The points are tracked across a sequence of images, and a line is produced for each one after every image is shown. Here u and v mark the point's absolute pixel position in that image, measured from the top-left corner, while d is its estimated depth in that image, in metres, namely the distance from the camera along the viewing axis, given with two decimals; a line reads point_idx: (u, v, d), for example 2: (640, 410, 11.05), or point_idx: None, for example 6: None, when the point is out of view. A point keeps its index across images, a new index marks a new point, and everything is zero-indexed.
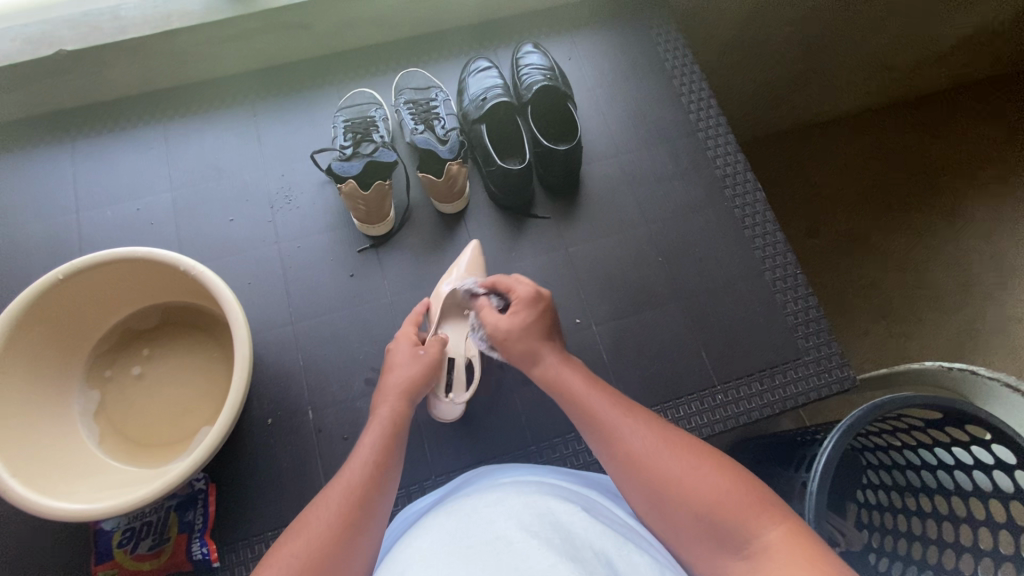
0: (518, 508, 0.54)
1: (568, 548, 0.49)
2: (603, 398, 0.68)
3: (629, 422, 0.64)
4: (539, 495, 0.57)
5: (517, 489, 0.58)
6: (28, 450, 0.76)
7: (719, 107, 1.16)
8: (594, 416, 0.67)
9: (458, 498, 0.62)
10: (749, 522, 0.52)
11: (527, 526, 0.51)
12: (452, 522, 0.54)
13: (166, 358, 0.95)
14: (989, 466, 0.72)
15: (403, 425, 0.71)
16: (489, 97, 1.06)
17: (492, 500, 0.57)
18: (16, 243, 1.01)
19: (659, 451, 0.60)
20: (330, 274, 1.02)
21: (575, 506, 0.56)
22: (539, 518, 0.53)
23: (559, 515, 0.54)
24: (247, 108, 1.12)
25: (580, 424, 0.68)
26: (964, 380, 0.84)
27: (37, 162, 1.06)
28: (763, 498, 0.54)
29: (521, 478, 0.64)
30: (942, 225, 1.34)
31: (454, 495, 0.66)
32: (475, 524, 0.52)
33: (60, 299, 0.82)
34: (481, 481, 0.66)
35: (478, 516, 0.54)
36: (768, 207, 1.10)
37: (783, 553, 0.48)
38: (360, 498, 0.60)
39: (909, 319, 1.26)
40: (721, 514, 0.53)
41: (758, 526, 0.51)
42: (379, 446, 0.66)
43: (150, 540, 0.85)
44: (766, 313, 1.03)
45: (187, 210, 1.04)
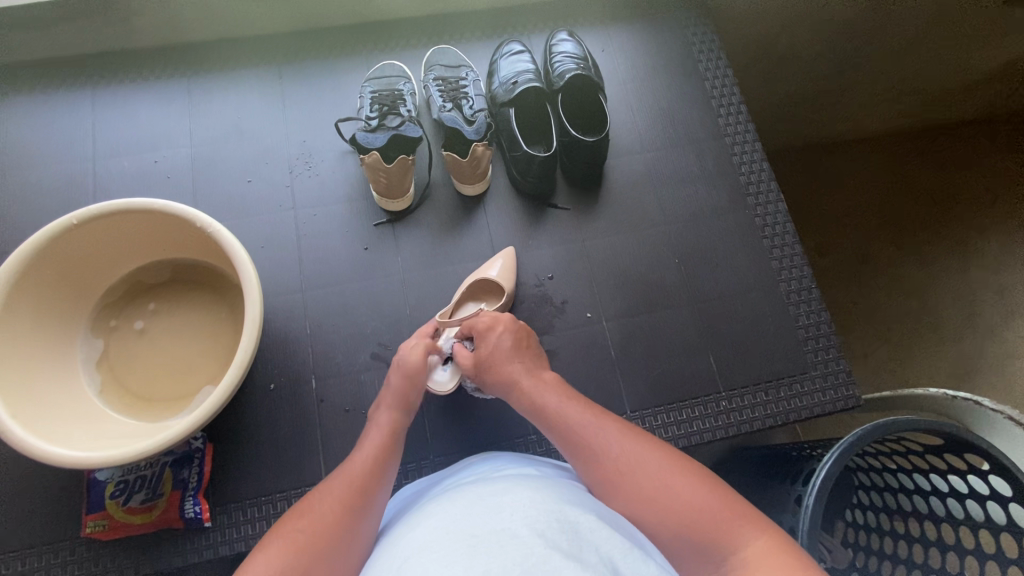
0: (524, 502, 0.53)
1: (573, 547, 0.48)
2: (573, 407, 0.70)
3: (605, 432, 0.65)
4: (546, 492, 0.56)
5: (522, 483, 0.58)
6: (28, 393, 0.76)
7: (747, 113, 1.15)
8: (563, 425, 0.68)
9: (454, 488, 0.61)
10: (730, 534, 0.52)
11: (532, 520, 0.50)
12: (454, 509, 0.53)
13: (172, 313, 0.94)
14: (983, 495, 0.72)
15: (399, 438, 0.72)
16: (520, 81, 1.04)
17: (494, 491, 0.56)
18: (30, 184, 1.00)
19: (637, 461, 0.61)
20: (345, 245, 1.01)
21: (580, 507, 0.55)
22: (545, 512, 0.52)
23: (565, 513, 0.53)
24: (274, 69, 1.10)
25: (558, 440, 0.67)
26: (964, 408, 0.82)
27: (58, 105, 1.04)
28: (748, 511, 0.54)
29: (523, 471, 0.63)
30: (955, 256, 1.33)
31: (445, 484, 0.65)
32: (476, 511, 0.52)
33: (72, 244, 0.81)
34: (475, 469, 0.66)
35: (481, 504, 0.53)
36: (789, 219, 1.09)
37: (765, 560, 0.48)
38: (361, 487, 0.61)
39: (914, 345, 1.26)
40: (704, 524, 0.54)
41: (742, 538, 0.51)
42: (378, 446, 0.69)
43: (142, 494, 0.84)
44: (776, 324, 1.02)
45: (205, 167, 1.03)
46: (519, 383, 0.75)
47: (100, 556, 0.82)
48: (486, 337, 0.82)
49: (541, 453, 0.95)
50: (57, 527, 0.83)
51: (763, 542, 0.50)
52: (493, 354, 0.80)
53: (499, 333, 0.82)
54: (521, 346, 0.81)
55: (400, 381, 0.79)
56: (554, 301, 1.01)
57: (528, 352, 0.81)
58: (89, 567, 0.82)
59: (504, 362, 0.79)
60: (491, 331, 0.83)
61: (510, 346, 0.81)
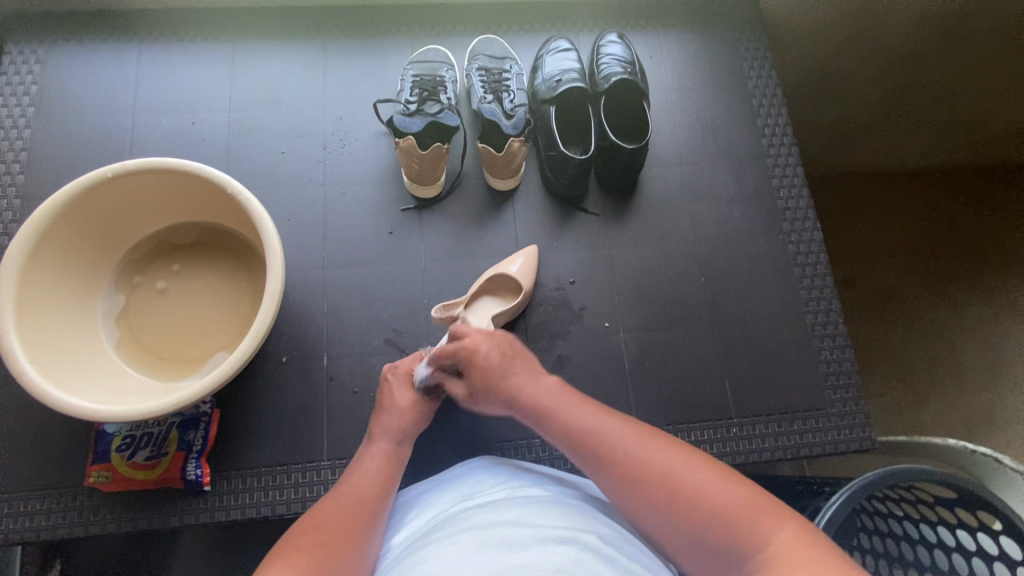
0: (539, 532, 0.53)
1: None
2: (580, 402, 0.69)
3: (614, 428, 0.65)
4: (559, 517, 0.56)
5: (534, 508, 0.58)
6: (48, 340, 0.77)
7: (793, 136, 1.12)
8: (569, 422, 0.67)
9: (459, 509, 0.61)
10: (756, 527, 0.52)
11: (548, 555, 0.51)
12: (466, 542, 0.53)
13: (194, 277, 0.94)
14: (992, 556, 0.71)
15: (398, 461, 0.74)
16: (564, 79, 1.02)
17: (505, 518, 0.56)
18: (70, 132, 1.01)
19: (652, 453, 0.61)
20: (370, 227, 1.00)
21: (596, 529, 0.55)
22: (559, 544, 0.52)
23: (582, 540, 0.53)
24: (319, 43, 1.09)
25: (568, 446, 0.66)
26: (981, 464, 0.80)
27: (103, 57, 1.05)
28: (769, 504, 0.55)
29: (528, 490, 0.63)
30: (989, 305, 1.28)
31: (445, 498, 0.66)
32: (490, 545, 0.52)
33: (105, 197, 0.82)
34: (472, 483, 0.67)
35: (494, 536, 0.53)
36: (823, 249, 1.06)
37: (797, 551, 0.49)
38: (364, 515, 0.63)
39: (935, 392, 1.23)
40: (727, 512, 0.54)
41: (767, 531, 0.52)
42: (381, 472, 0.70)
43: (147, 451, 0.85)
44: (797, 355, 1.00)
45: (241, 134, 1.03)
46: (516, 393, 0.73)
47: (100, 506, 0.84)
48: (474, 356, 0.77)
49: (542, 457, 0.94)
50: (62, 473, 0.85)
51: (789, 535, 0.51)
52: (483, 369, 0.76)
53: (485, 348, 0.77)
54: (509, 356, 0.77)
55: (402, 410, 0.79)
56: (573, 307, 0.99)
57: (518, 359, 0.77)
58: (90, 515, 0.83)
59: (498, 378, 0.74)
60: (477, 348, 0.77)
61: (499, 357, 0.76)
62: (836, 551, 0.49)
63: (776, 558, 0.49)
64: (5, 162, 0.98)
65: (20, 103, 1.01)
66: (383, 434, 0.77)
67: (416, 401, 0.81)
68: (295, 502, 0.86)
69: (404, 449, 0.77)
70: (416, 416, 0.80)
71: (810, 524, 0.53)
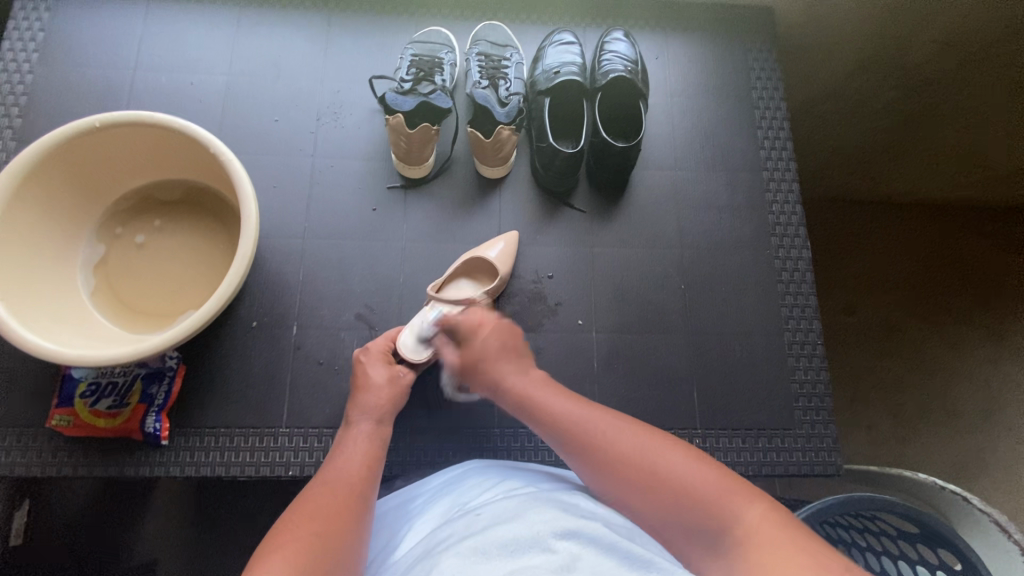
0: (538, 526, 0.53)
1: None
2: (560, 395, 0.70)
3: (591, 419, 0.65)
4: (551, 510, 0.56)
5: (526, 503, 0.57)
6: (22, 279, 0.78)
7: (793, 151, 1.09)
8: (548, 413, 0.68)
9: (460, 513, 0.61)
10: (725, 509, 0.52)
11: (551, 553, 0.50)
12: (461, 545, 0.52)
13: (175, 234, 0.95)
14: None
15: (382, 444, 0.73)
16: (562, 72, 1.01)
17: (501, 517, 0.55)
18: (71, 81, 1.02)
19: (626, 443, 0.61)
20: (354, 202, 1.00)
21: (588, 518, 0.55)
22: (559, 539, 0.51)
23: (580, 533, 0.52)
24: (324, 15, 1.10)
25: (549, 432, 0.67)
26: (953, 503, 0.79)
27: (111, 10, 1.06)
28: (739, 485, 0.55)
29: (520, 488, 0.63)
30: (981, 345, 1.25)
31: (447, 504, 0.66)
32: (494, 546, 0.51)
33: (93, 146, 0.83)
34: (470, 488, 0.67)
35: (495, 534, 0.52)
36: (810, 268, 1.04)
37: (766, 533, 0.49)
38: (354, 499, 0.61)
39: (914, 426, 1.20)
40: (698, 497, 0.54)
41: (737, 512, 0.52)
42: (367, 456, 0.69)
43: (110, 399, 0.86)
44: (771, 373, 0.98)
45: (237, 98, 1.04)
46: (504, 378, 0.74)
47: (60, 448, 0.85)
48: (475, 337, 0.80)
49: (501, 447, 0.94)
50: (26, 411, 0.86)
51: (756, 514, 0.51)
52: (480, 353, 0.78)
53: (487, 334, 0.80)
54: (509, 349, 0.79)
55: (378, 387, 0.79)
56: (548, 301, 0.99)
57: (515, 351, 0.79)
58: (48, 456, 0.85)
59: (490, 361, 0.77)
60: (480, 330, 0.81)
61: (497, 346, 0.78)
62: (806, 534, 0.48)
63: (747, 541, 0.49)
64: (5, 104, 0.99)
65: (26, 48, 1.02)
66: (365, 414, 0.76)
67: (392, 377, 0.81)
68: (249, 466, 0.87)
69: (386, 428, 0.76)
70: (394, 395, 0.80)
71: (781, 504, 0.53)
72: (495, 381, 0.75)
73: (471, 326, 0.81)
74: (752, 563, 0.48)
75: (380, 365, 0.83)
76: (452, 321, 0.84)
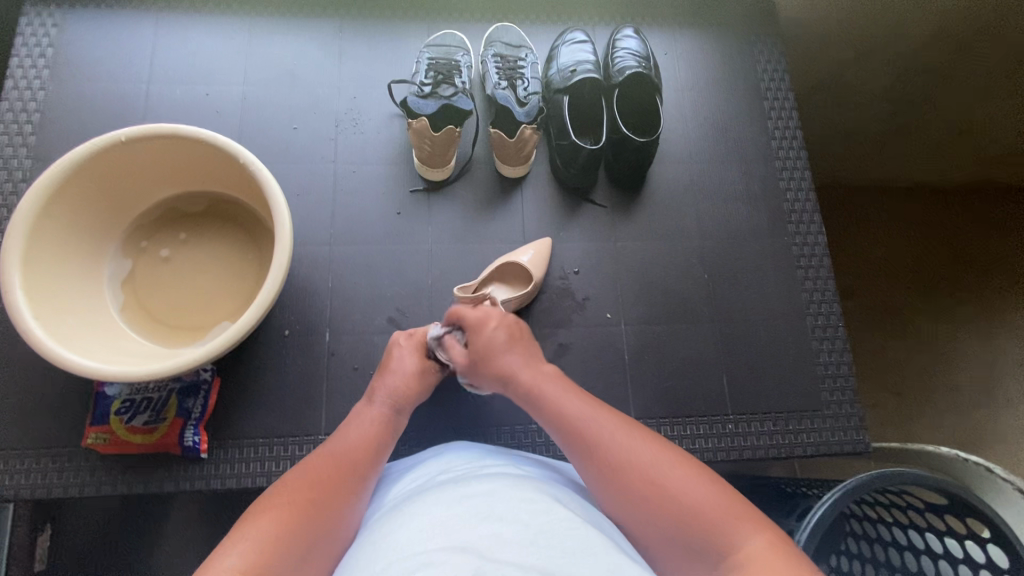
0: (515, 504, 0.53)
1: (564, 551, 0.49)
2: (569, 394, 0.69)
3: (601, 423, 0.64)
4: (534, 493, 0.56)
5: (510, 482, 0.58)
6: (54, 299, 0.77)
7: (802, 139, 1.12)
8: (559, 411, 0.67)
9: (436, 481, 0.61)
10: (729, 533, 0.53)
11: (522, 526, 0.51)
12: (446, 512, 0.52)
13: (200, 246, 0.94)
14: (978, 563, 0.74)
15: (393, 427, 0.72)
16: (579, 70, 1.03)
17: (480, 490, 0.56)
18: (84, 97, 1.01)
19: (635, 454, 0.61)
20: (379, 206, 1.01)
21: (569, 507, 0.56)
22: (535, 516, 0.52)
23: (555, 513, 0.53)
24: (336, 22, 1.10)
25: (556, 431, 0.67)
26: (974, 473, 0.81)
27: (120, 23, 1.05)
28: (746, 512, 0.55)
29: (511, 468, 0.63)
30: (984, 321, 1.29)
31: (421, 472, 0.66)
32: (467, 514, 0.52)
33: (118, 160, 0.82)
34: (448, 458, 0.67)
35: (470, 506, 0.53)
36: (827, 253, 1.06)
37: (768, 564, 0.49)
38: (346, 474, 0.63)
39: (928, 403, 1.24)
40: (702, 519, 0.54)
41: (742, 538, 0.52)
42: (370, 430, 0.70)
43: (146, 415, 0.85)
44: (796, 356, 1.00)
45: (254, 107, 1.03)
46: (517, 374, 0.74)
47: (97, 467, 0.84)
48: (480, 331, 0.79)
49: (538, 442, 0.95)
50: (61, 431, 0.85)
51: (760, 543, 0.51)
52: (490, 345, 0.77)
53: (493, 327, 0.79)
54: (515, 339, 0.79)
55: (406, 374, 0.78)
56: (576, 297, 1.00)
57: (523, 343, 0.79)
58: (85, 476, 0.84)
59: (500, 354, 0.76)
60: (484, 326, 0.80)
61: (504, 338, 0.78)
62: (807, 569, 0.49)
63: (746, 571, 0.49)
64: (17, 122, 0.98)
65: (36, 65, 1.01)
66: (382, 396, 0.75)
67: (423, 370, 0.81)
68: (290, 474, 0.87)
69: (402, 418, 0.75)
70: (418, 386, 0.78)
71: (785, 537, 0.53)
72: (507, 377, 0.74)
73: (473, 322, 0.81)
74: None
75: (406, 351, 0.82)
76: (459, 314, 0.82)
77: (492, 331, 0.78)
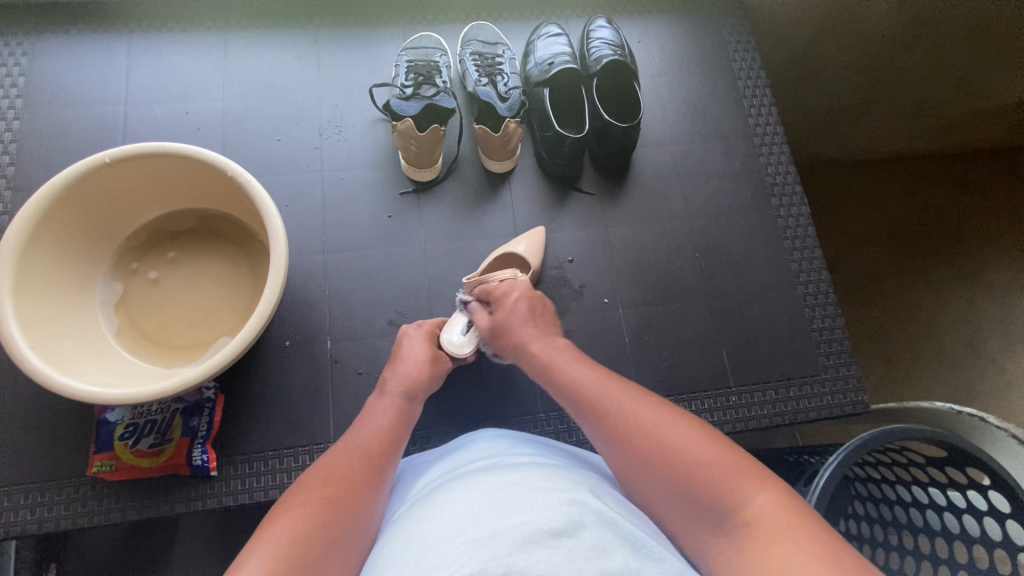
0: (545, 494, 0.53)
1: (596, 546, 0.48)
2: (578, 365, 0.70)
3: (609, 390, 0.65)
4: (563, 482, 0.56)
5: (538, 472, 0.57)
6: (48, 327, 0.76)
7: (778, 115, 1.15)
8: (567, 381, 0.69)
9: (462, 471, 0.61)
10: (736, 489, 0.52)
11: (553, 516, 0.50)
12: (479, 504, 0.52)
13: (192, 263, 0.94)
14: (981, 511, 0.73)
15: (407, 419, 0.72)
16: (557, 62, 1.04)
17: (511, 481, 0.55)
18: (61, 123, 0.99)
19: (642, 415, 0.61)
20: (370, 211, 1.01)
21: (599, 498, 0.55)
22: (564, 507, 0.51)
23: (585, 504, 0.52)
24: (312, 31, 1.10)
25: (565, 400, 0.68)
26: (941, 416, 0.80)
27: (94, 47, 1.04)
28: (758, 473, 0.54)
29: (538, 457, 0.62)
30: (961, 281, 1.33)
31: (450, 460, 0.66)
32: (497, 504, 0.52)
33: (102, 183, 0.81)
34: (476, 449, 0.66)
35: (499, 497, 0.52)
36: (811, 223, 1.09)
37: (775, 519, 0.49)
38: (365, 472, 0.62)
39: (916, 364, 1.27)
40: (708, 476, 0.54)
41: (747, 496, 0.52)
42: (386, 428, 0.68)
43: (151, 438, 0.84)
44: (791, 325, 1.03)
45: (236, 122, 1.03)
46: (528, 348, 0.75)
47: (105, 495, 0.83)
48: (503, 302, 0.82)
49: (548, 431, 0.96)
50: (66, 461, 0.84)
51: (768, 500, 0.51)
52: (509, 317, 0.80)
53: (516, 299, 0.82)
54: (537, 312, 0.81)
55: (417, 362, 0.78)
56: (572, 285, 1.01)
57: (546, 317, 0.81)
58: (94, 505, 0.82)
59: (519, 326, 0.78)
60: (508, 297, 0.82)
61: (525, 310, 0.80)
62: (815, 523, 0.49)
63: (753, 529, 0.49)
64: None
65: (8, 95, 0.99)
66: (394, 388, 0.75)
67: (430, 359, 0.81)
68: None
69: (415, 406, 0.74)
70: (430, 374, 0.78)
71: (793, 492, 0.53)
72: (522, 353, 0.76)
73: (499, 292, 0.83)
74: (758, 547, 0.48)
75: (416, 342, 0.82)
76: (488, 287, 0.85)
77: (513, 303, 0.81)
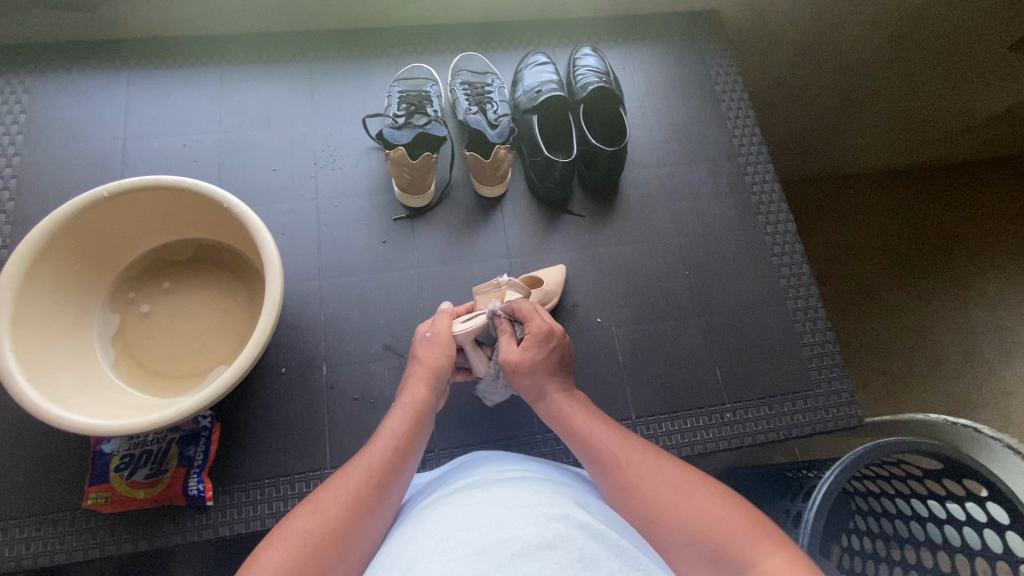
0: (535, 510, 0.52)
1: (584, 558, 0.47)
2: (597, 423, 0.71)
3: (626, 449, 0.66)
4: (551, 498, 0.56)
5: (528, 488, 0.57)
6: (48, 361, 0.76)
7: (760, 135, 1.18)
8: (585, 437, 0.70)
9: (454, 490, 0.61)
10: (745, 551, 0.50)
11: (543, 531, 0.49)
12: (471, 523, 0.51)
13: (188, 292, 0.95)
14: (980, 523, 0.72)
15: (422, 430, 0.71)
16: (544, 90, 1.08)
17: (502, 500, 0.54)
18: (61, 159, 1.02)
19: (655, 476, 0.61)
20: (364, 237, 1.03)
21: (587, 513, 0.55)
22: (554, 521, 0.51)
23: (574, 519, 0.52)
24: (306, 65, 1.13)
25: (581, 453, 0.69)
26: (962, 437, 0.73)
27: (94, 84, 1.07)
28: (772, 534, 0.52)
29: (528, 474, 0.63)
30: (951, 292, 1.34)
31: (447, 480, 0.66)
32: (488, 522, 0.51)
33: (99, 215, 0.83)
34: (470, 470, 0.66)
35: (490, 515, 0.52)
36: (797, 240, 1.11)
37: None
38: (376, 484, 0.61)
39: (912, 375, 1.28)
40: (720, 539, 0.52)
41: (760, 556, 0.49)
42: (400, 435, 0.68)
43: (146, 469, 0.84)
44: (783, 340, 1.04)
45: (232, 154, 1.05)
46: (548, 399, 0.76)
47: (99, 528, 0.82)
48: (542, 343, 0.79)
49: (545, 452, 0.96)
50: (61, 494, 0.84)
51: (781, 559, 0.48)
52: (541, 363, 0.78)
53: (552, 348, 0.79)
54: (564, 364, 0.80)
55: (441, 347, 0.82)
56: (566, 305, 1.02)
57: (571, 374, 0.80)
58: (89, 538, 0.82)
59: (545, 375, 0.78)
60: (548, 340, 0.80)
61: (557, 363, 0.79)
62: None
63: None
64: None
65: (9, 132, 1.02)
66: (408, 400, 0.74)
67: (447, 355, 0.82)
68: None
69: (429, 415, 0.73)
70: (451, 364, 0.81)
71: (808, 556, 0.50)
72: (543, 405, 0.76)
73: (539, 333, 0.80)
74: None
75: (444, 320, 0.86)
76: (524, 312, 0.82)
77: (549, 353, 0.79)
